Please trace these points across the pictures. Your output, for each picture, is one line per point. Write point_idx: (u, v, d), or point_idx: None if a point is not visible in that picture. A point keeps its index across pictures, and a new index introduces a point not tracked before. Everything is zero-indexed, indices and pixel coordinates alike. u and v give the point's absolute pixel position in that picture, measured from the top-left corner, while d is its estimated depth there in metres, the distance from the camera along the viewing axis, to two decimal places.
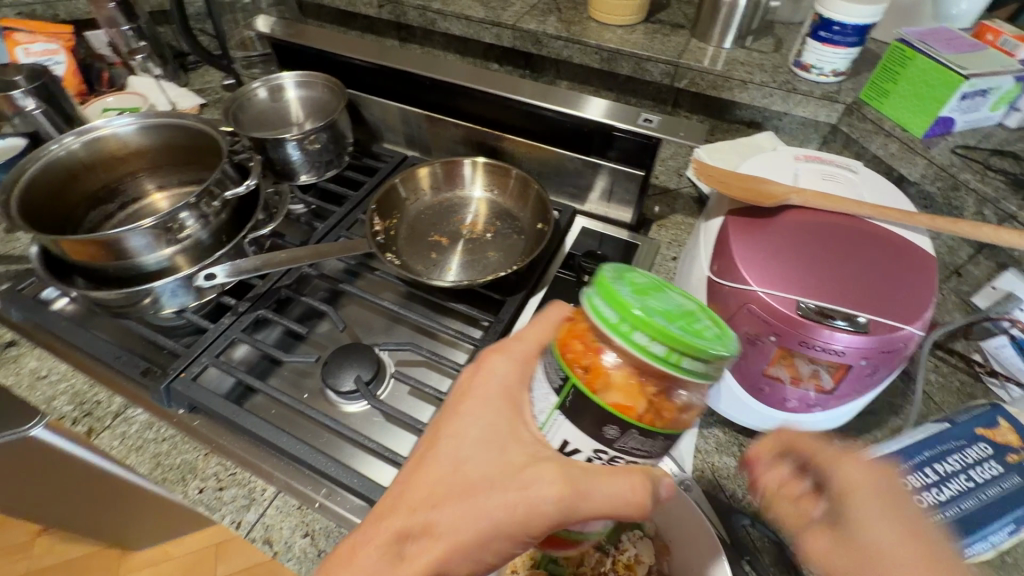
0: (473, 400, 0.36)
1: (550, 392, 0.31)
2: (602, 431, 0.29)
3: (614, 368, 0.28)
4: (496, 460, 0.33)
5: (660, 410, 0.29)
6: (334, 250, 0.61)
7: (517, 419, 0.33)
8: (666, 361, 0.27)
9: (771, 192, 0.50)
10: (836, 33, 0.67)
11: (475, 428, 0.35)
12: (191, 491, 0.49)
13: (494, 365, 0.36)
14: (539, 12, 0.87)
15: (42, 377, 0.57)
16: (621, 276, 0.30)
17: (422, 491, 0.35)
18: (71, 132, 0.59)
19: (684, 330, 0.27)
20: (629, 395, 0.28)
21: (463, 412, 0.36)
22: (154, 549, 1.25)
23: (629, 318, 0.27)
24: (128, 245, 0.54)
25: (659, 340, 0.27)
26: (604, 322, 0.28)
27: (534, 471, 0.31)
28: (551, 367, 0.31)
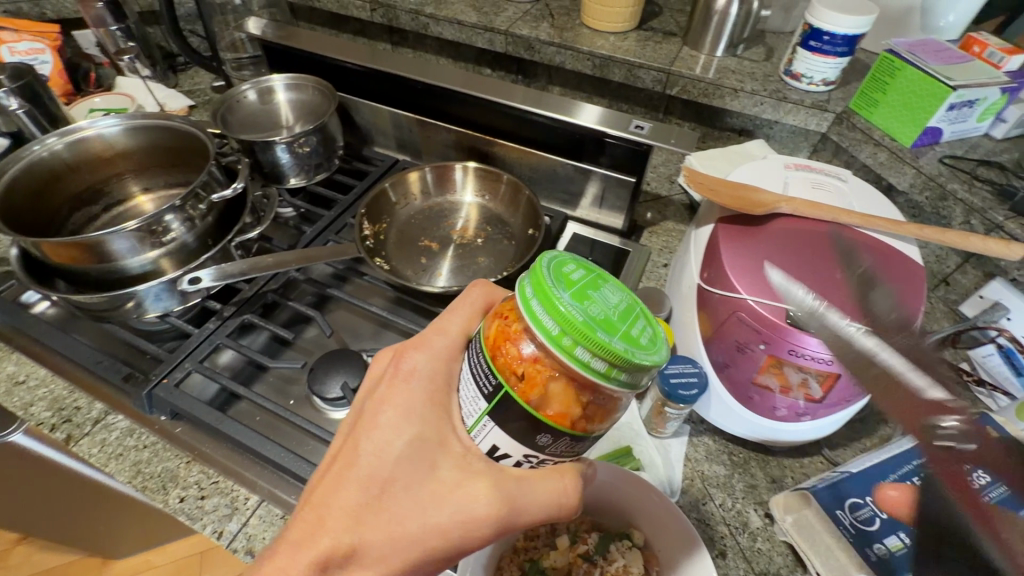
0: (396, 410, 0.34)
1: (478, 397, 0.29)
2: (534, 439, 0.28)
3: (551, 380, 0.27)
4: (425, 476, 0.32)
5: (589, 420, 0.28)
6: (323, 254, 0.60)
7: (445, 429, 0.32)
8: (602, 376, 0.26)
9: (761, 200, 0.50)
10: (827, 43, 0.67)
11: (402, 437, 0.33)
12: (171, 499, 0.48)
13: (416, 365, 0.35)
14: (532, 18, 0.87)
15: (20, 383, 0.55)
16: (558, 276, 0.29)
17: (347, 513, 0.32)
18: (54, 132, 0.58)
19: (624, 345, 0.26)
20: (564, 408, 0.27)
21: (385, 420, 0.34)
22: (138, 557, 1.22)
23: (570, 332, 0.26)
24: (110, 248, 0.53)
25: (600, 356, 0.26)
26: (543, 332, 0.26)
27: (467, 489, 0.31)
28: (480, 373, 0.29)
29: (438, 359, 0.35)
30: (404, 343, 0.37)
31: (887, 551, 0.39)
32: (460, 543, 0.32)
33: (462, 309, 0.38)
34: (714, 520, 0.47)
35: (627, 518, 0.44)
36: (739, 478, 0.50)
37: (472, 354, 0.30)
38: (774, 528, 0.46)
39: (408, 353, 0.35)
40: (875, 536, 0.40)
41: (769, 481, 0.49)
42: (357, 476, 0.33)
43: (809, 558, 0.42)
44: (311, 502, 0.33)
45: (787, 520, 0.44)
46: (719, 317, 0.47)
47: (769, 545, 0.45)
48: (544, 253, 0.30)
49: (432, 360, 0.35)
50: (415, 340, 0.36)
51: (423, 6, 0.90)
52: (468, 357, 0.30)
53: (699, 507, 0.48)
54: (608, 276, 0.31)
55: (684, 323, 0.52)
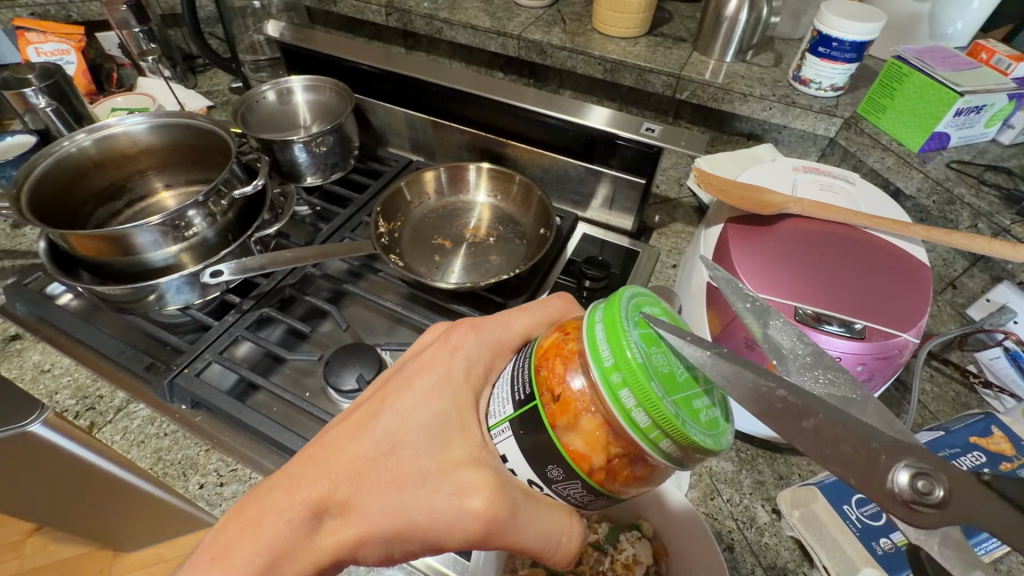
0: (432, 377, 0.36)
1: (507, 402, 0.32)
2: (544, 469, 0.30)
3: (582, 414, 0.29)
4: (435, 450, 0.33)
5: (608, 473, 0.29)
6: (340, 250, 0.62)
7: (470, 411, 0.34)
8: (639, 430, 0.27)
9: (771, 201, 0.51)
10: (835, 49, 0.69)
11: (428, 407, 0.34)
12: (191, 486, 0.49)
13: (464, 347, 0.38)
14: (544, 23, 0.89)
15: (45, 371, 0.57)
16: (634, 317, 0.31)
17: (353, 462, 0.33)
18: (83, 129, 0.60)
19: (673, 406, 0.27)
20: (587, 450, 0.28)
21: (420, 386, 0.36)
22: (146, 551, 1.24)
23: (624, 373, 0.27)
24: (135, 241, 0.55)
25: (643, 408, 0.27)
26: (597, 365, 0.28)
27: (469, 472, 0.31)
28: (520, 379, 0.31)
29: (488, 347, 0.38)
30: (462, 324, 0.40)
31: (893, 545, 0.39)
32: (439, 535, 0.31)
33: (526, 315, 0.41)
34: (720, 516, 0.48)
35: (636, 512, 0.44)
36: (747, 475, 0.51)
37: (518, 363, 0.33)
38: (781, 523, 0.47)
39: (465, 333, 0.39)
40: (881, 531, 0.40)
41: (776, 478, 0.50)
42: (373, 429, 0.34)
43: (816, 551, 0.42)
44: (322, 440, 0.34)
45: (794, 514, 0.44)
46: (728, 316, 0.47)
47: (777, 540, 0.46)
48: (626, 290, 0.32)
49: (478, 347, 0.38)
50: (474, 324, 0.40)
51: (438, 11, 0.92)
52: (514, 365, 0.33)
53: (707, 502, 0.49)
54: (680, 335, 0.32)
55: (693, 321, 0.53)
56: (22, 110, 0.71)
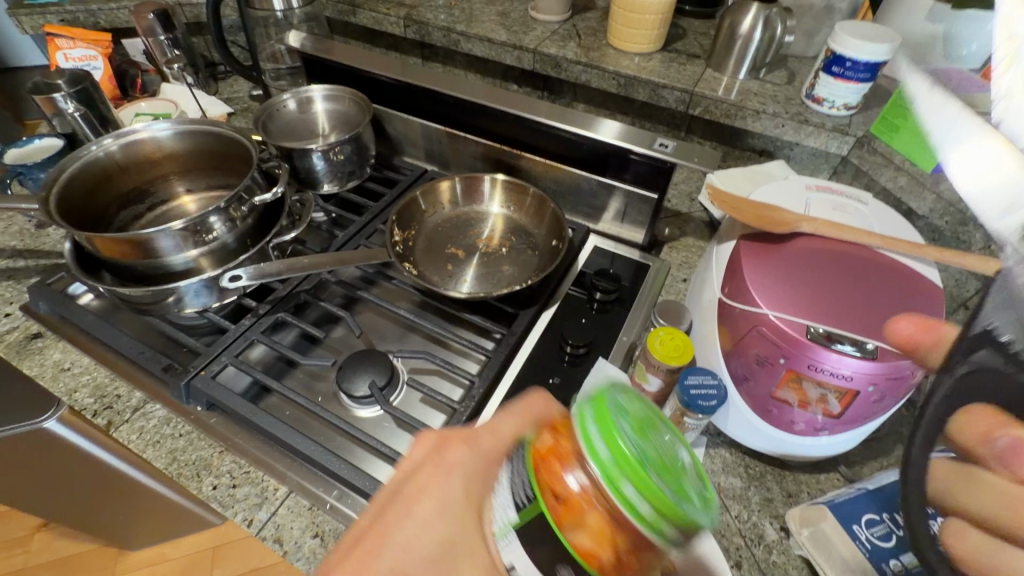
0: (432, 501, 0.36)
1: (510, 506, 0.30)
2: None
3: (585, 500, 0.29)
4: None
5: (624, 556, 0.28)
6: (355, 258, 0.62)
7: (475, 536, 0.33)
8: (649, 525, 0.27)
9: (783, 219, 0.51)
10: (849, 69, 0.69)
11: (434, 537, 0.34)
12: (205, 487, 0.50)
13: (460, 464, 0.37)
14: (559, 38, 0.90)
15: (65, 369, 0.58)
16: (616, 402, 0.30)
17: None
18: (111, 134, 0.61)
19: (674, 491, 0.27)
20: (598, 544, 0.28)
21: (421, 515, 0.36)
22: (152, 549, 1.24)
23: (621, 464, 0.28)
24: (157, 245, 0.56)
25: (647, 499, 0.27)
26: (591, 457, 0.29)
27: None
28: (520, 484, 0.30)
29: (483, 458, 0.37)
30: (452, 432, 0.40)
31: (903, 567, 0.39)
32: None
33: (513, 403, 0.41)
34: (730, 534, 0.48)
35: None
36: (755, 491, 0.51)
37: (513, 458, 0.33)
38: (789, 542, 0.47)
39: (457, 445, 0.38)
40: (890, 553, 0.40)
41: (785, 495, 0.50)
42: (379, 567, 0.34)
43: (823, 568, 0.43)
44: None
45: (803, 533, 0.45)
46: (739, 332, 0.48)
47: (786, 559, 0.46)
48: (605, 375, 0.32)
49: (476, 459, 0.37)
50: (467, 433, 0.39)
51: (455, 24, 0.93)
52: (511, 466, 0.32)
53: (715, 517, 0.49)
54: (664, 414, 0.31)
55: (705, 336, 0.53)
56: (50, 114, 0.73)
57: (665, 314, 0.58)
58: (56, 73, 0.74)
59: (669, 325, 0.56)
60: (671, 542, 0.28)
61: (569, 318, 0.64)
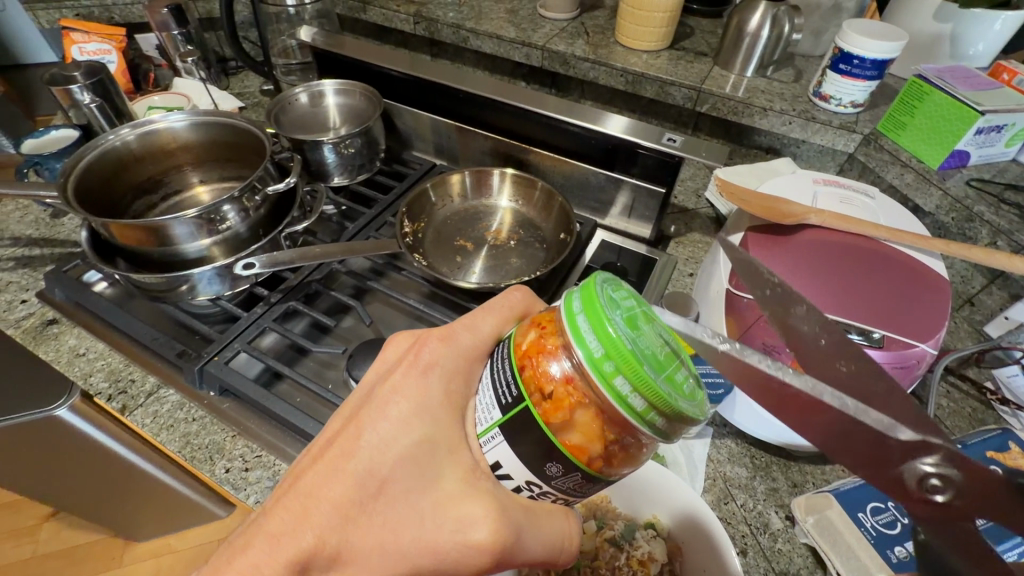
0: (406, 401, 0.34)
1: (494, 406, 0.30)
2: (543, 468, 0.29)
3: (573, 396, 0.28)
4: (424, 485, 0.32)
5: (606, 453, 0.28)
6: (366, 248, 0.63)
7: (457, 435, 0.32)
8: (636, 415, 0.27)
9: (790, 212, 0.52)
10: (856, 67, 0.70)
11: (410, 435, 0.33)
12: (217, 470, 0.51)
13: (438, 363, 0.35)
14: (568, 35, 0.91)
15: (80, 355, 0.59)
16: (611, 300, 0.29)
17: (336, 506, 0.31)
18: (128, 124, 0.62)
19: (662, 381, 0.27)
20: (585, 439, 0.27)
21: (394, 413, 0.34)
22: (158, 540, 1.25)
23: (613, 355, 0.26)
24: (172, 233, 0.57)
25: (639, 393, 0.26)
26: (580, 345, 0.27)
27: (469, 505, 0.30)
28: (503, 381, 0.30)
29: (463, 359, 0.36)
30: (429, 332, 0.38)
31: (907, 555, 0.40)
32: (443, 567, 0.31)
33: (493, 315, 0.38)
34: (736, 522, 0.48)
35: (649, 509, 0.45)
36: (761, 481, 0.51)
37: (497, 359, 0.32)
38: (794, 530, 0.47)
39: (435, 345, 0.36)
40: (896, 540, 0.41)
41: (791, 485, 0.51)
42: (350, 466, 0.32)
43: (830, 558, 0.43)
44: (302, 486, 0.33)
45: (808, 520, 0.45)
46: (747, 321, 0.48)
47: (791, 547, 0.46)
48: (595, 273, 0.31)
49: (455, 360, 0.36)
50: (444, 333, 0.37)
51: (464, 21, 0.94)
52: (495, 364, 0.32)
53: (721, 506, 0.49)
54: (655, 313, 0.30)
55: (712, 326, 0.53)
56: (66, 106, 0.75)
57: (672, 306, 0.58)
58: (73, 65, 0.75)
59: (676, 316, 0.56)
60: (658, 429, 0.27)
61: None
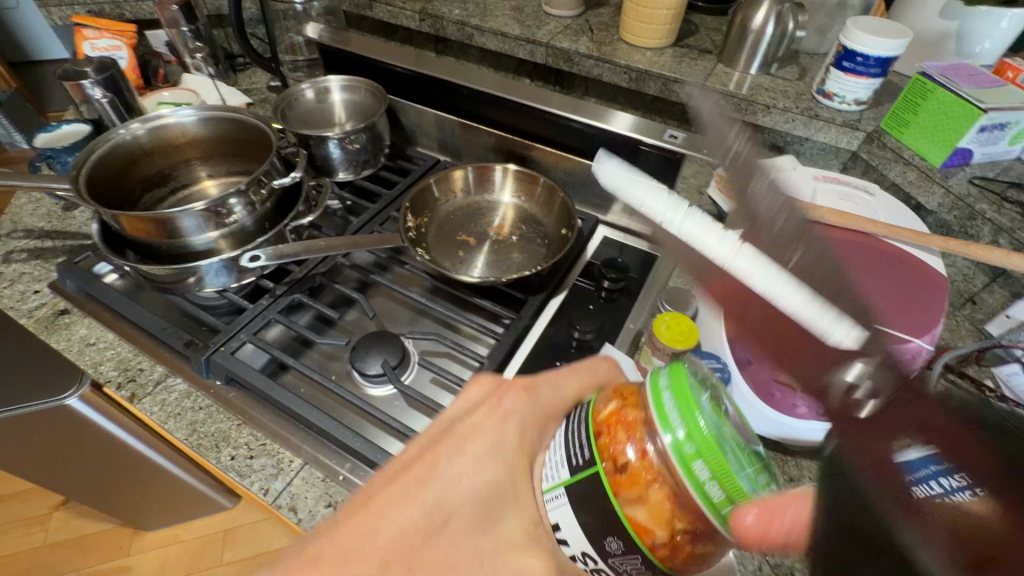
0: (482, 441, 0.35)
1: None
2: (558, 455, 0.28)
3: (647, 468, 0.27)
4: (486, 530, 0.31)
5: (680, 544, 0.27)
6: (370, 242, 0.64)
7: (525, 486, 0.32)
8: (714, 507, 0.26)
9: (789, 207, 0.52)
10: (859, 64, 0.70)
11: (482, 478, 0.33)
12: (223, 457, 0.52)
13: (515, 411, 0.37)
14: (572, 32, 0.91)
15: (91, 344, 0.61)
16: (701, 388, 0.28)
17: (396, 536, 0.32)
18: (138, 119, 0.64)
19: (749, 478, 0.26)
20: (654, 520, 0.26)
21: (463, 458, 0.34)
22: (167, 529, 1.28)
23: (703, 452, 0.26)
24: (180, 225, 0.58)
25: (720, 487, 0.26)
26: (666, 435, 0.27)
27: (529, 557, 0.30)
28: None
29: (541, 410, 0.37)
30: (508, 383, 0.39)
31: None
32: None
33: (579, 375, 0.40)
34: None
35: None
36: None
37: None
38: None
39: (516, 395, 0.38)
40: None
41: (788, 479, 0.51)
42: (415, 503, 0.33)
43: None
44: (369, 511, 0.33)
45: None
46: None
47: None
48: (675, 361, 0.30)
49: (530, 411, 0.37)
50: (528, 385, 0.39)
51: (469, 18, 0.95)
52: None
53: None
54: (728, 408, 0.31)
55: (711, 321, 0.54)
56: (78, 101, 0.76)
57: (671, 301, 0.59)
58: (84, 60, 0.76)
59: (675, 311, 0.57)
60: (737, 527, 0.26)
61: (577, 305, 0.65)
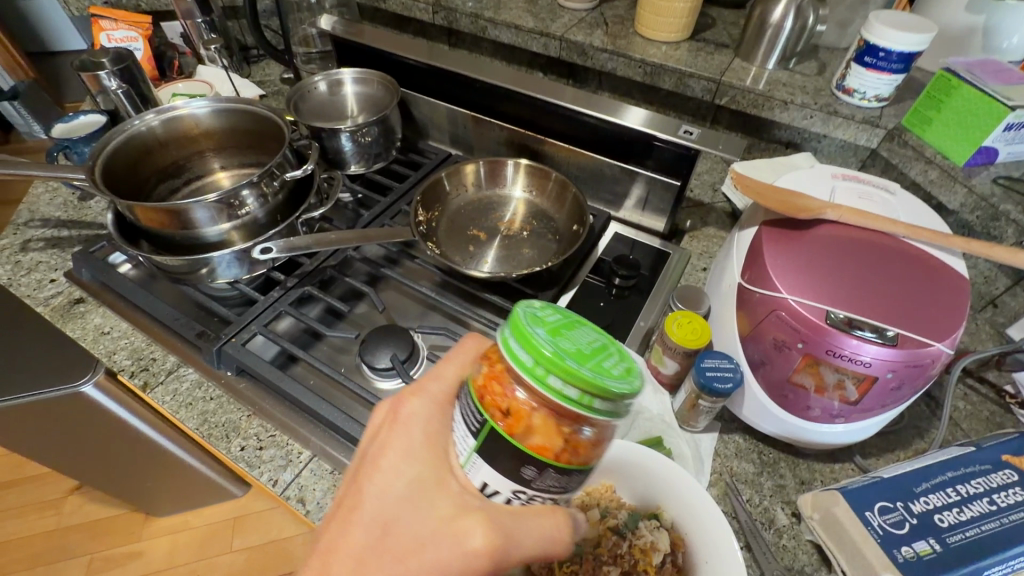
0: (397, 453, 0.34)
1: (468, 434, 0.29)
2: (520, 472, 0.28)
3: (528, 406, 0.27)
4: (420, 521, 0.32)
5: (578, 447, 0.28)
6: (380, 235, 0.64)
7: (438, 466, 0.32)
8: (577, 403, 0.27)
9: (807, 205, 0.51)
10: (881, 60, 0.68)
11: (403, 478, 0.34)
12: (233, 448, 0.53)
13: (415, 412, 0.36)
14: (586, 25, 0.90)
15: (105, 333, 0.61)
16: (535, 319, 0.30)
17: (353, 555, 0.33)
18: (152, 110, 0.64)
19: (594, 369, 0.27)
20: (547, 440, 0.27)
21: (388, 464, 0.35)
22: (180, 515, 1.30)
23: (544, 360, 0.27)
24: (193, 216, 0.59)
25: (573, 384, 0.27)
26: (503, 345, 0.29)
27: (463, 522, 0.30)
28: (468, 408, 0.29)
29: (434, 400, 0.36)
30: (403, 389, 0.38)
31: (915, 554, 0.39)
32: None
33: (453, 359, 0.38)
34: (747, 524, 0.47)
35: (656, 501, 0.45)
36: (768, 477, 0.51)
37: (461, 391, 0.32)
38: (800, 527, 0.47)
39: (407, 399, 0.36)
40: (903, 539, 0.40)
41: (798, 482, 0.50)
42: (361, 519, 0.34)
43: (837, 557, 0.43)
44: (326, 545, 0.35)
45: (815, 517, 0.45)
46: (757, 316, 0.48)
47: (795, 543, 0.46)
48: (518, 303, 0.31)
49: (428, 405, 0.36)
50: (415, 387, 0.37)
51: (483, 10, 0.94)
52: (461, 396, 0.31)
53: (726, 500, 0.50)
54: (584, 321, 0.32)
55: (723, 320, 0.53)
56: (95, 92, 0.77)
57: (684, 299, 0.58)
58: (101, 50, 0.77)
59: (687, 309, 0.56)
60: (606, 416, 0.28)
61: (587, 301, 0.65)
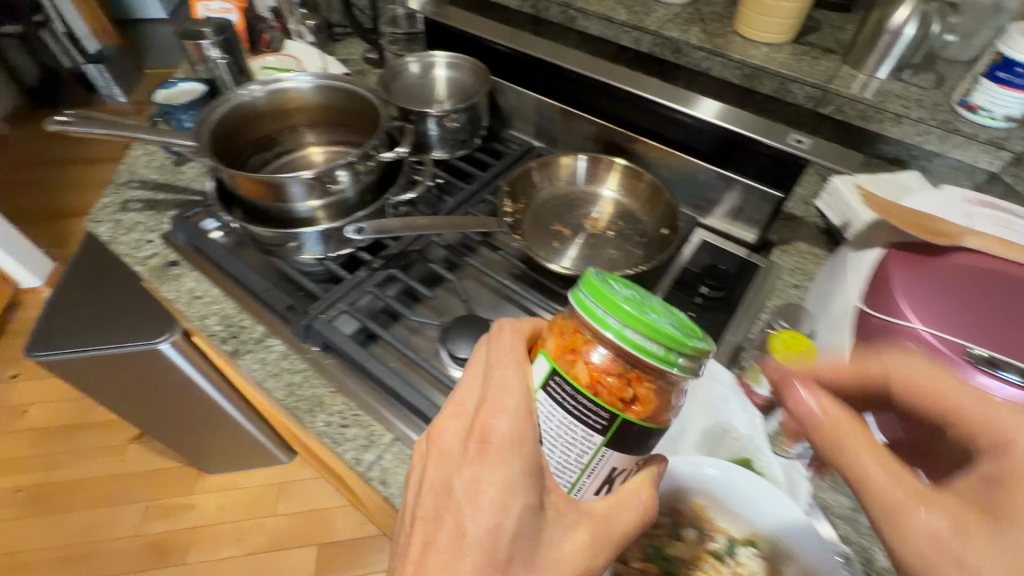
0: (496, 487, 0.33)
1: (591, 434, 0.32)
2: (643, 445, 0.33)
3: (646, 386, 0.32)
4: (531, 544, 0.34)
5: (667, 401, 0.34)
6: (470, 224, 0.63)
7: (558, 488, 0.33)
8: (687, 370, 0.32)
9: (942, 230, 0.47)
10: (1018, 75, 0.63)
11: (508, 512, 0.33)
12: (317, 422, 0.53)
13: (504, 439, 0.33)
14: (683, 21, 0.87)
15: (197, 297, 0.63)
16: (624, 301, 0.32)
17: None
18: (259, 82, 0.66)
19: (698, 340, 0.32)
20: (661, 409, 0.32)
21: (486, 496, 0.34)
22: (229, 475, 1.35)
23: (669, 343, 0.31)
24: (287, 190, 0.59)
25: (688, 357, 0.32)
26: (607, 329, 0.31)
27: (576, 532, 0.34)
28: (587, 409, 0.31)
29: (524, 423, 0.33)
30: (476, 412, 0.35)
31: None
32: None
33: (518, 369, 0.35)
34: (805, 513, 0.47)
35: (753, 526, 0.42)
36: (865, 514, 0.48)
37: (556, 393, 0.33)
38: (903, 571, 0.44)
39: (491, 425, 0.34)
40: None
41: None
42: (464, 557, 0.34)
43: None
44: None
45: None
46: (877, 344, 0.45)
47: None
48: (588, 286, 0.32)
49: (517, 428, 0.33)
50: (487, 408, 0.34)
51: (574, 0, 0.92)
52: (566, 402, 0.32)
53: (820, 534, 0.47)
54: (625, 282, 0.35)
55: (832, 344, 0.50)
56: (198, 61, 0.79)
57: (785, 317, 0.55)
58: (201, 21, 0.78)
59: (791, 328, 0.53)
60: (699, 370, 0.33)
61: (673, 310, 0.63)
